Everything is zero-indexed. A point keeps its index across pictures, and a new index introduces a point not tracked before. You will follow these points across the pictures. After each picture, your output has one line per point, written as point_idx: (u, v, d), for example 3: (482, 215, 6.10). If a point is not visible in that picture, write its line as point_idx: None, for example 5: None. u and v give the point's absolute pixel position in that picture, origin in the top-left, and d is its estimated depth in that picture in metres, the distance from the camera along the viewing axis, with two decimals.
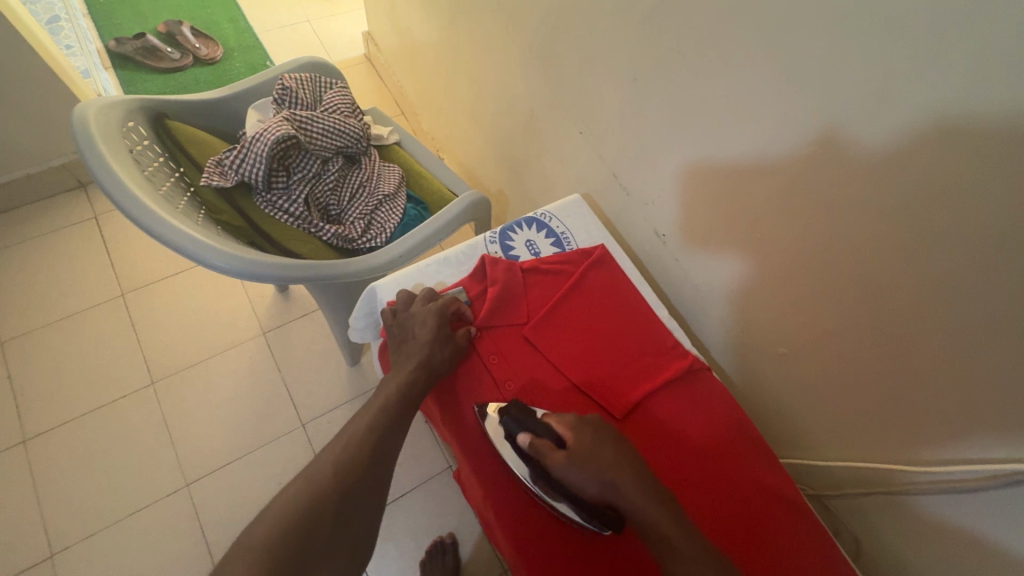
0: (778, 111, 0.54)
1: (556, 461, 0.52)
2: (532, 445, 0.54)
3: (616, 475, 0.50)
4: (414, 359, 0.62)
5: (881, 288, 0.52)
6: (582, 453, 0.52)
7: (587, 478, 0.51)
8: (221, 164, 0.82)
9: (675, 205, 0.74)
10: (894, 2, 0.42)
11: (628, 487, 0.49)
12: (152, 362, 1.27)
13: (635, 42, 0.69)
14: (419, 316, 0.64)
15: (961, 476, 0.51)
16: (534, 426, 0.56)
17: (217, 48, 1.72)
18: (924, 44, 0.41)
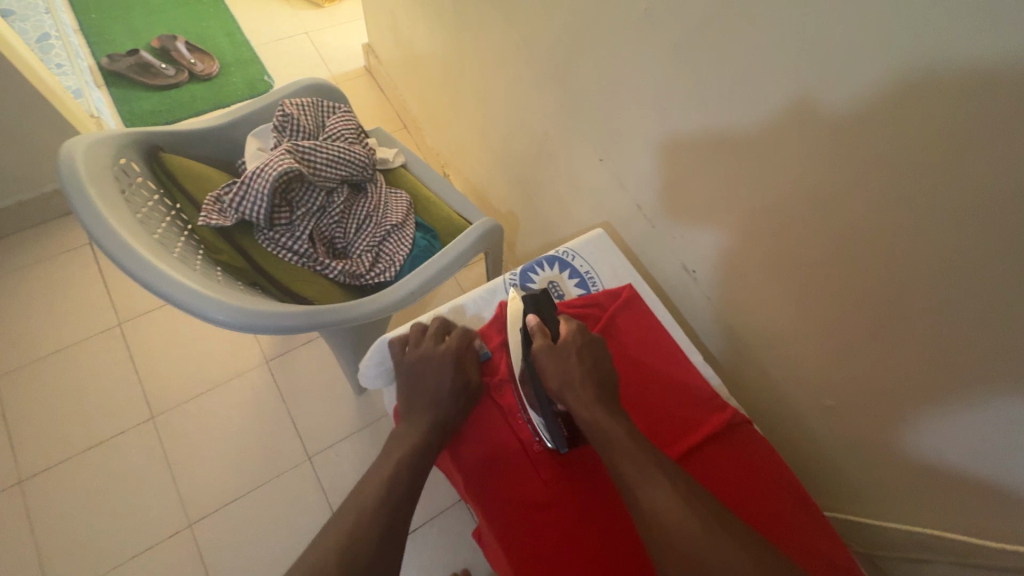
0: (831, 150, 0.50)
1: (536, 344, 0.59)
2: (534, 325, 0.61)
3: (580, 376, 0.57)
4: (429, 408, 0.58)
5: (950, 344, 0.48)
6: (562, 350, 0.59)
7: (556, 370, 0.58)
8: (220, 201, 0.78)
9: (708, 239, 0.70)
10: (979, 43, 0.37)
11: (585, 396, 0.56)
12: (152, 395, 1.22)
13: (662, 70, 0.65)
14: (434, 358, 0.61)
15: None
16: (546, 316, 0.63)
17: (213, 64, 1.68)
18: (1009, 89, 0.37)
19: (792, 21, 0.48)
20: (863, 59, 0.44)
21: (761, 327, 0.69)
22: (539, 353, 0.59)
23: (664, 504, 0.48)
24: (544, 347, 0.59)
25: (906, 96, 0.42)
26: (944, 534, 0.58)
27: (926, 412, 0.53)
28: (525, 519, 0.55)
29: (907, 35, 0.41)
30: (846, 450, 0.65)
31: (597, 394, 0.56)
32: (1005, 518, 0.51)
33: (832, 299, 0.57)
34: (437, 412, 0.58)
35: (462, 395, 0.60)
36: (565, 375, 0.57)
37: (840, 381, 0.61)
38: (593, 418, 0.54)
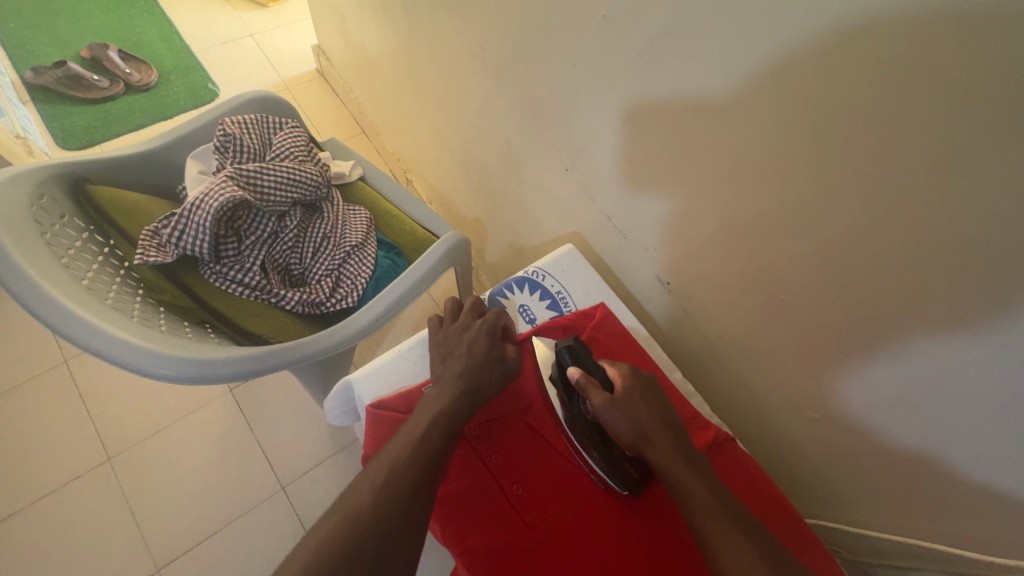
0: (804, 166, 0.48)
1: (594, 399, 0.54)
2: (581, 379, 0.55)
3: (646, 428, 0.52)
4: (449, 370, 0.58)
5: (937, 358, 0.46)
6: (623, 401, 0.54)
7: (622, 421, 0.53)
8: (158, 235, 0.71)
9: (679, 251, 0.68)
10: (945, 70, 0.36)
11: (662, 447, 0.51)
12: (107, 435, 1.14)
13: (623, 79, 0.61)
14: (471, 329, 0.62)
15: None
16: (589, 366, 0.58)
17: (151, 72, 1.57)
18: (1005, 104, 0.34)
19: (761, 33, 0.45)
20: (841, 74, 0.42)
21: (739, 338, 0.67)
22: (601, 409, 0.53)
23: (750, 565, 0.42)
24: (604, 401, 0.53)
25: (891, 105, 0.40)
26: (942, 545, 0.56)
27: (911, 426, 0.52)
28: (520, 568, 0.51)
29: (891, 47, 0.38)
30: (829, 457, 0.64)
31: (673, 443, 0.51)
32: (999, 533, 0.50)
33: (812, 310, 0.55)
34: (469, 371, 0.58)
35: (496, 363, 0.60)
36: (634, 427, 0.52)
37: (821, 391, 0.60)
38: (668, 473, 0.50)
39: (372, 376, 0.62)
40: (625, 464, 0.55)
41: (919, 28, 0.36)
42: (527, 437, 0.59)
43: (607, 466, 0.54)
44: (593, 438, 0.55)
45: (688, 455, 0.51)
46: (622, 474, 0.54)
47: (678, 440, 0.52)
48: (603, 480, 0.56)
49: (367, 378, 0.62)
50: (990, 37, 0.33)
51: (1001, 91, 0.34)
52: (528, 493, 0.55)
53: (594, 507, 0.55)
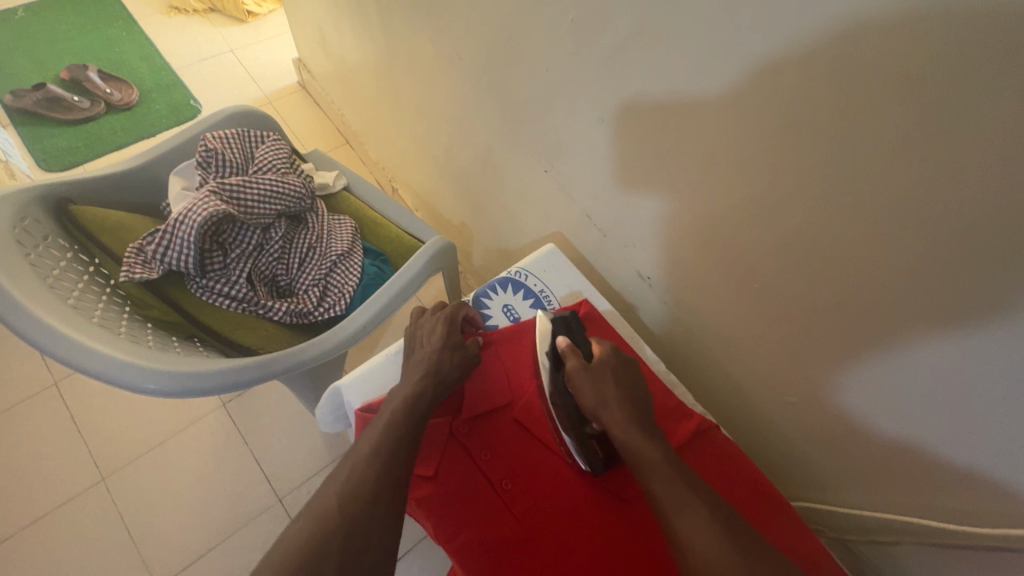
0: (770, 159, 0.50)
1: (571, 365, 0.57)
2: (566, 346, 0.59)
3: (612, 400, 0.55)
4: (415, 362, 0.60)
5: (930, 353, 0.47)
6: (596, 371, 0.57)
7: (593, 390, 0.55)
8: (143, 252, 0.72)
9: (657, 246, 0.70)
10: (892, 63, 0.38)
11: (626, 416, 0.53)
12: (101, 455, 1.14)
13: (595, 82, 0.63)
14: (428, 323, 0.64)
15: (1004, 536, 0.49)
16: (578, 339, 0.61)
17: (132, 91, 1.57)
18: (961, 90, 0.35)
19: (722, 35, 0.47)
20: (797, 70, 0.44)
21: (721, 329, 0.68)
22: (576, 374, 0.56)
23: (703, 532, 0.43)
24: (580, 368, 0.57)
25: (853, 95, 0.41)
26: (924, 521, 0.57)
27: (888, 403, 0.53)
28: (510, 560, 0.52)
29: (843, 42, 0.40)
30: (812, 441, 0.65)
31: (636, 416, 0.53)
32: (976, 508, 0.51)
33: (786, 297, 0.57)
34: (430, 360, 0.59)
35: (455, 351, 0.61)
36: (603, 399, 0.55)
37: (800, 376, 0.62)
38: (631, 445, 0.51)
39: (361, 383, 0.62)
40: (592, 443, 0.56)
41: (864, 24, 0.38)
42: (514, 433, 0.60)
43: (574, 440, 0.56)
44: (567, 406, 0.58)
45: (652, 430, 0.53)
46: (591, 452, 0.56)
47: (645, 414, 0.54)
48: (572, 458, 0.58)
49: (356, 384, 0.62)
50: (945, 26, 0.34)
51: (956, 77, 0.35)
52: (517, 488, 0.56)
53: (582, 497, 0.56)
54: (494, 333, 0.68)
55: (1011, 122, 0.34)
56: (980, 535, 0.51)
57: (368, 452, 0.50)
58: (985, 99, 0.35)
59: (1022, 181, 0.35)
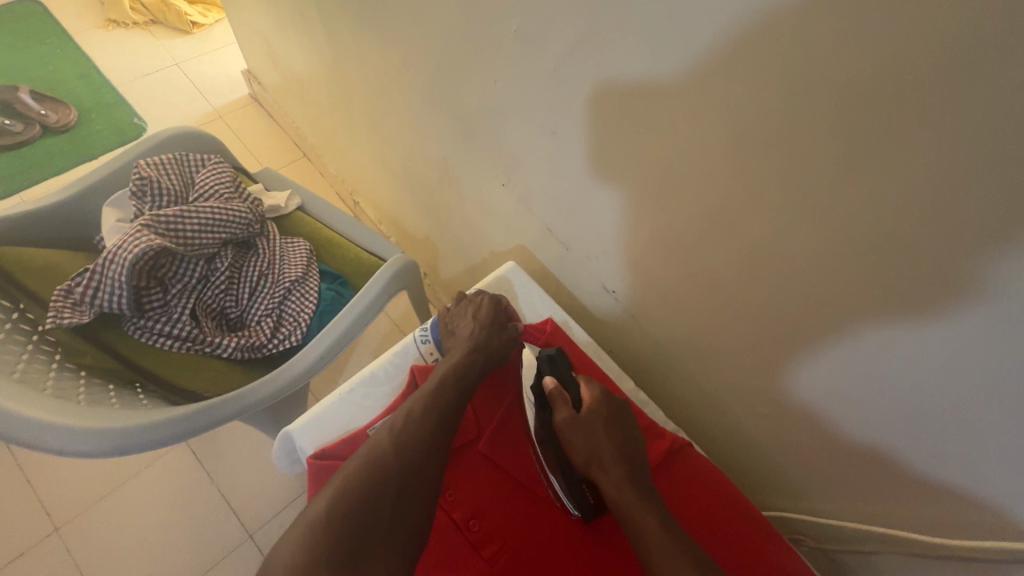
0: (728, 169, 0.48)
1: (560, 415, 0.55)
2: (554, 390, 0.57)
3: (603, 455, 0.53)
4: (461, 338, 0.61)
5: (879, 338, 0.46)
6: (586, 422, 0.54)
7: (582, 442, 0.54)
8: (72, 294, 0.67)
9: (621, 258, 0.67)
10: (843, 70, 0.36)
11: (615, 474, 0.51)
12: (53, 503, 1.07)
13: (545, 92, 0.61)
14: (474, 304, 0.64)
15: (989, 547, 0.48)
16: (566, 379, 0.58)
17: (69, 111, 1.48)
18: (913, 96, 0.34)
19: (670, 41, 0.45)
20: (749, 78, 0.42)
21: (690, 340, 0.66)
22: (564, 425, 0.54)
23: None
24: (569, 419, 0.54)
25: (805, 104, 0.39)
26: (905, 532, 0.55)
27: (865, 414, 0.52)
28: None
29: (792, 49, 0.38)
30: (787, 450, 0.64)
31: (624, 472, 0.51)
32: (951, 514, 0.50)
33: (753, 309, 0.56)
34: (479, 336, 0.61)
35: (501, 332, 0.62)
36: (592, 451, 0.53)
37: (772, 386, 0.60)
38: (623, 506, 0.49)
39: (315, 426, 0.58)
40: (584, 490, 0.54)
41: (813, 28, 0.36)
42: (482, 468, 0.57)
43: (567, 488, 0.54)
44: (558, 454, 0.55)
45: (641, 484, 0.51)
46: (583, 501, 0.54)
47: (633, 468, 0.52)
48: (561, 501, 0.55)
49: (308, 426, 0.58)
50: (897, 29, 0.33)
51: (910, 82, 0.34)
52: (486, 527, 0.54)
53: (557, 533, 0.54)
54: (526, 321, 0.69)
55: (964, 129, 0.33)
56: (964, 546, 0.50)
57: (321, 503, 0.47)
58: (937, 105, 0.33)
59: (982, 188, 0.34)
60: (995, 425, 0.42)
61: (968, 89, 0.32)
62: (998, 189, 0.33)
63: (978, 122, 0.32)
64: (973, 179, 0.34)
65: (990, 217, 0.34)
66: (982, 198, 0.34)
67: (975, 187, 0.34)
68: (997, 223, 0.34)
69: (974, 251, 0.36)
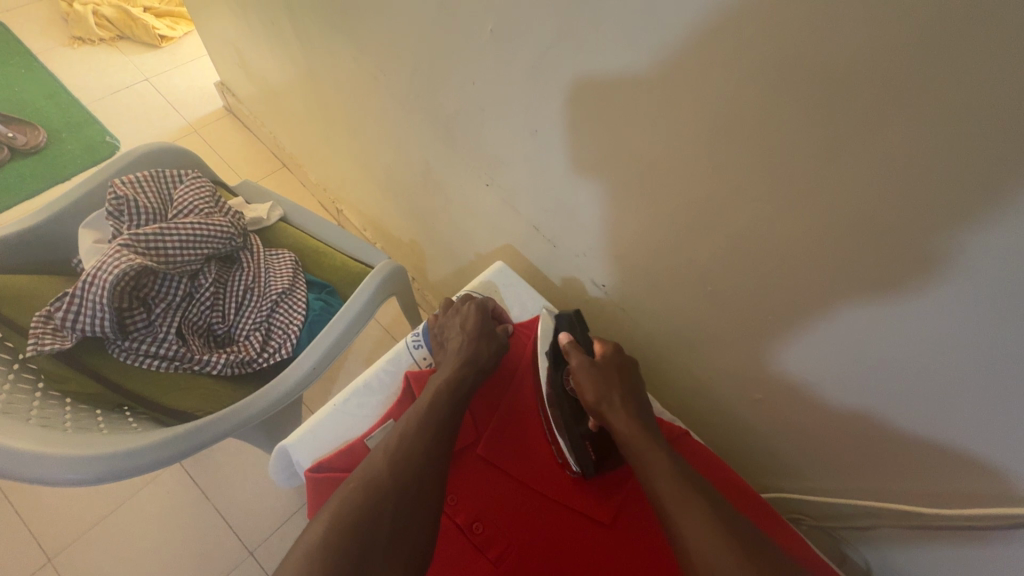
0: (705, 159, 0.49)
1: (574, 361, 0.57)
2: (567, 343, 0.58)
3: (614, 398, 0.54)
4: (451, 349, 0.61)
5: (844, 312, 0.48)
6: (600, 367, 0.56)
7: (593, 386, 0.55)
8: (52, 319, 0.65)
9: (608, 252, 0.68)
10: (814, 57, 0.37)
11: (624, 414, 0.52)
12: (45, 534, 1.04)
13: (524, 92, 0.61)
14: (460, 312, 0.64)
15: (985, 516, 0.49)
16: (580, 335, 0.60)
17: (38, 133, 1.45)
18: (881, 79, 0.35)
19: (643, 36, 0.45)
20: (722, 69, 0.42)
21: (681, 330, 0.67)
22: (578, 370, 0.56)
23: (699, 529, 0.43)
24: (583, 365, 0.56)
25: (778, 89, 0.40)
26: (904, 506, 0.56)
27: (855, 390, 0.53)
28: None
29: (763, 39, 0.38)
30: (782, 431, 0.65)
31: (635, 416, 0.52)
32: (942, 481, 0.51)
33: (740, 296, 0.56)
34: (468, 350, 0.60)
35: (490, 342, 0.62)
36: (603, 395, 0.54)
37: (763, 371, 0.61)
38: (630, 440, 0.50)
39: (310, 439, 0.57)
40: (587, 443, 0.56)
41: (782, 17, 0.36)
42: (481, 472, 0.57)
43: (571, 443, 0.56)
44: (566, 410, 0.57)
45: (652, 429, 0.52)
46: (584, 454, 0.56)
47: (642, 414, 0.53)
48: (564, 457, 0.58)
49: (303, 441, 0.57)
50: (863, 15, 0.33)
51: (879, 67, 0.34)
52: (489, 530, 0.54)
53: (563, 529, 0.54)
54: (515, 325, 0.68)
55: (936, 105, 0.33)
56: (960, 518, 0.51)
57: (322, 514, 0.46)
58: (907, 83, 0.34)
59: (952, 166, 0.35)
60: (981, 392, 0.43)
61: (934, 67, 0.32)
62: (971, 162, 0.34)
63: (947, 98, 0.33)
64: (945, 153, 0.35)
65: (963, 193, 0.35)
66: (956, 172, 0.35)
67: (949, 161, 0.35)
68: (972, 195, 0.35)
69: (952, 224, 0.37)
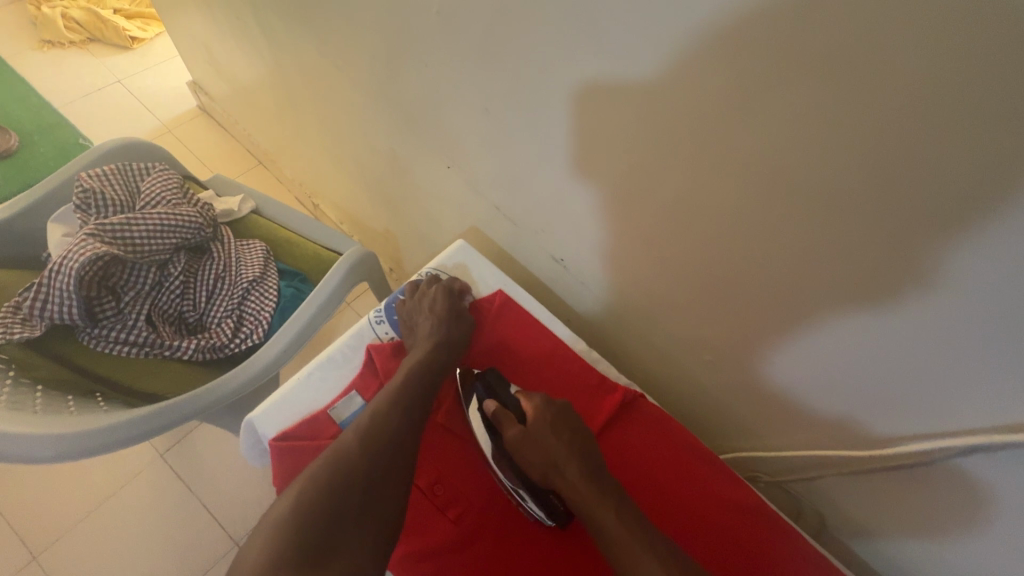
0: (634, 131, 0.50)
1: (510, 432, 0.56)
2: (495, 413, 0.58)
3: (559, 458, 0.54)
4: (422, 331, 0.63)
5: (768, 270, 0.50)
6: (536, 431, 0.56)
7: (535, 453, 0.55)
8: (21, 308, 0.67)
9: (563, 227, 0.70)
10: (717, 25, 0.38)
11: (574, 471, 0.53)
12: (28, 531, 1.05)
13: (474, 73, 0.63)
14: (428, 296, 0.66)
15: (904, 454, 0.52)
16: (504, 399, 0.60)
17: (11, 136, 1.45)
18: (774, 44, 0.36)
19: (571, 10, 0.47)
20: (640, 40, 0.44)
21: (635, 300, 0.69)
22: (517, 441, 0.55)
23: None
24: (519, 434, 0.55)
25: (690, 57, 0.41)
26: (840, 454, 0.58)
27: (789, 349, 0.55)
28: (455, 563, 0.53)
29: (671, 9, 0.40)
30: (733, 395, 0.67)
31: (582, 471, 0.53)
32: (870, 426, 0.54)
33: (681, 263, 0.58)
34: (438, 332, 0.62)
35: (457, 323, 0.64)
36: (548, 458, 0.54)
37: (711, 337, 0.63)
38: (586, 500, 0.51)
39: (276, 411, 0.59)
40: (550, 496, 0.55)
41: None
42: (440, 438, 0.60)
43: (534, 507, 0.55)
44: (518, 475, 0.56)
45: (602, 479, 0.52)
46: (552, 508, 0.54)
47: (590, 465, 0.53)
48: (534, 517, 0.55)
49: (269, 413, 0.59)
50: None
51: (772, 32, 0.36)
52: (449, 491, 0.57)
53: None
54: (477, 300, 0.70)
55: (824, 65, 0.35)
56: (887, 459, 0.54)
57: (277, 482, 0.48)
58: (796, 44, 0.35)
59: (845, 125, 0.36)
60: (894, 339, 0.45)
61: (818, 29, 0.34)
62: (859, 119, 0.36)
63: (833, 57, 0.34)
64: (837, 113, 0.36)
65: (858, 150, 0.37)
66: (848, 130, 0.36)
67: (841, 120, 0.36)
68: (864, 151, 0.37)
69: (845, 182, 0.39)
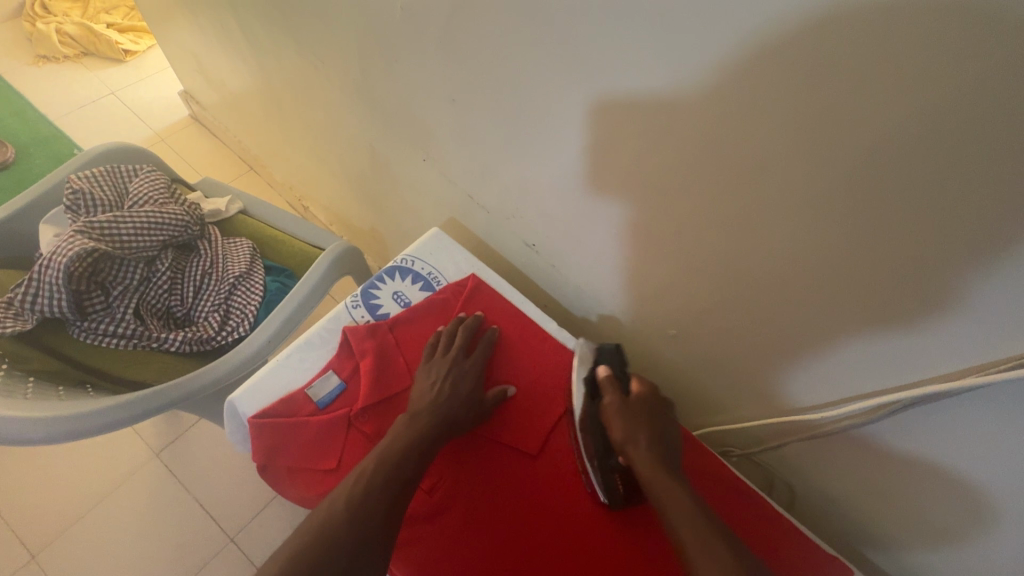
0: (588, 109, 0.53)
1: (608, 398, 0.59)
2: (605, 378, 0.61)
3: (640, 435, 0.55)
4: (429, 397, 0.60)
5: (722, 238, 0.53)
6: (634, 405, 0.58)
7: (618, 423, 0.57)
8: (13, 303, 0.71)
9: (533, 212, 0.72)
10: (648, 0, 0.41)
11: (645, 451, 0.54)
12: (28, 532, 1.07)
13: (440, 64, 0.65)
14: (456, 365, 0.63)
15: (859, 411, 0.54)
16: (620, 372, 0.63)
17: (7, 149, 1.49)
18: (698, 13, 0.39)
19: None
20: (583, 21, 0.46)
21: (604, 280, 0.71)
22: (610, 407, 0.58)
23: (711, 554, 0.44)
24: (615, 401, 0.58)
25: (627, 33, 0.44)
26: (802, 418, 0.60)
27: (748, 316, 0.57)
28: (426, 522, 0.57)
29: None
30: (702, 369, 0.69)
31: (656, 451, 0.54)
32: (827, 388, 0.56)
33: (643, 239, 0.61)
34: (447, 406, 0.59)
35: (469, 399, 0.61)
36: (629, 430, 0.56)
37: (676, 311, 0.65)
38: (652, 479, 0.52)
39: (256, 391, 0.62)
40: (614, 476, 0.58)
41: None
42: None
43: (601, 476, 0.58)
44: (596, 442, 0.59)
45: (673, 469, 0.53)
46: (612, 487, 0.58)
47: (665, 450, 0.55)
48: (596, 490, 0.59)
49: (250, 393, 0.62)
50: None
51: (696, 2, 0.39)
52: None
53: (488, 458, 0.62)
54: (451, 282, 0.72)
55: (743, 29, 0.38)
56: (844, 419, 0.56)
57: None
58: (722, 13, 0.38)
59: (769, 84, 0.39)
60: (838, 296, 0.48)
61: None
62: (780, 77, 0.38)
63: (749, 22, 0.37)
64: (761, 74, 0.39)
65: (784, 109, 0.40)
66: (772, 90, 0.39)
67: (764, 80, 0.39)
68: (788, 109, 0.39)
69: (779, 139, 0.41)
